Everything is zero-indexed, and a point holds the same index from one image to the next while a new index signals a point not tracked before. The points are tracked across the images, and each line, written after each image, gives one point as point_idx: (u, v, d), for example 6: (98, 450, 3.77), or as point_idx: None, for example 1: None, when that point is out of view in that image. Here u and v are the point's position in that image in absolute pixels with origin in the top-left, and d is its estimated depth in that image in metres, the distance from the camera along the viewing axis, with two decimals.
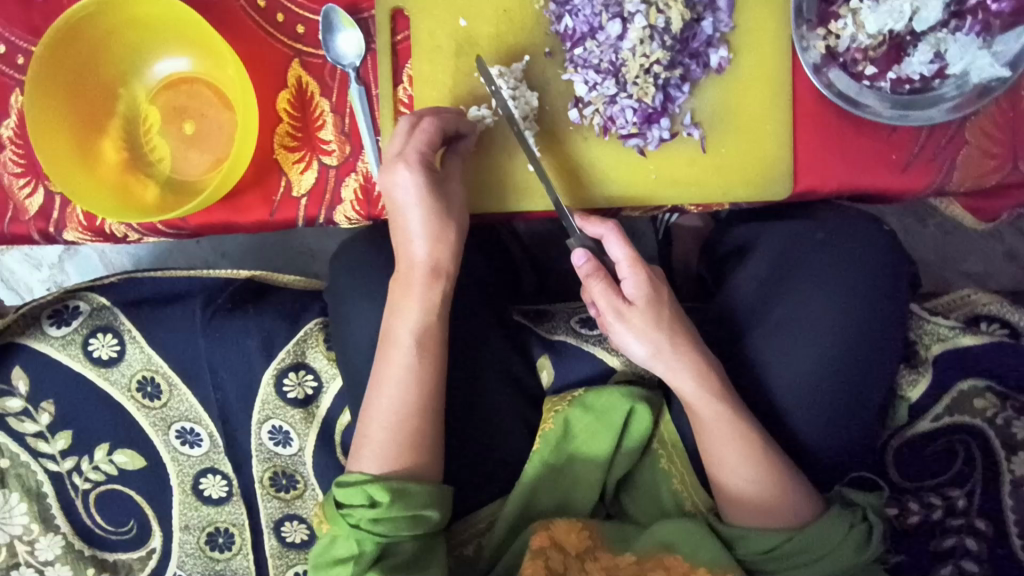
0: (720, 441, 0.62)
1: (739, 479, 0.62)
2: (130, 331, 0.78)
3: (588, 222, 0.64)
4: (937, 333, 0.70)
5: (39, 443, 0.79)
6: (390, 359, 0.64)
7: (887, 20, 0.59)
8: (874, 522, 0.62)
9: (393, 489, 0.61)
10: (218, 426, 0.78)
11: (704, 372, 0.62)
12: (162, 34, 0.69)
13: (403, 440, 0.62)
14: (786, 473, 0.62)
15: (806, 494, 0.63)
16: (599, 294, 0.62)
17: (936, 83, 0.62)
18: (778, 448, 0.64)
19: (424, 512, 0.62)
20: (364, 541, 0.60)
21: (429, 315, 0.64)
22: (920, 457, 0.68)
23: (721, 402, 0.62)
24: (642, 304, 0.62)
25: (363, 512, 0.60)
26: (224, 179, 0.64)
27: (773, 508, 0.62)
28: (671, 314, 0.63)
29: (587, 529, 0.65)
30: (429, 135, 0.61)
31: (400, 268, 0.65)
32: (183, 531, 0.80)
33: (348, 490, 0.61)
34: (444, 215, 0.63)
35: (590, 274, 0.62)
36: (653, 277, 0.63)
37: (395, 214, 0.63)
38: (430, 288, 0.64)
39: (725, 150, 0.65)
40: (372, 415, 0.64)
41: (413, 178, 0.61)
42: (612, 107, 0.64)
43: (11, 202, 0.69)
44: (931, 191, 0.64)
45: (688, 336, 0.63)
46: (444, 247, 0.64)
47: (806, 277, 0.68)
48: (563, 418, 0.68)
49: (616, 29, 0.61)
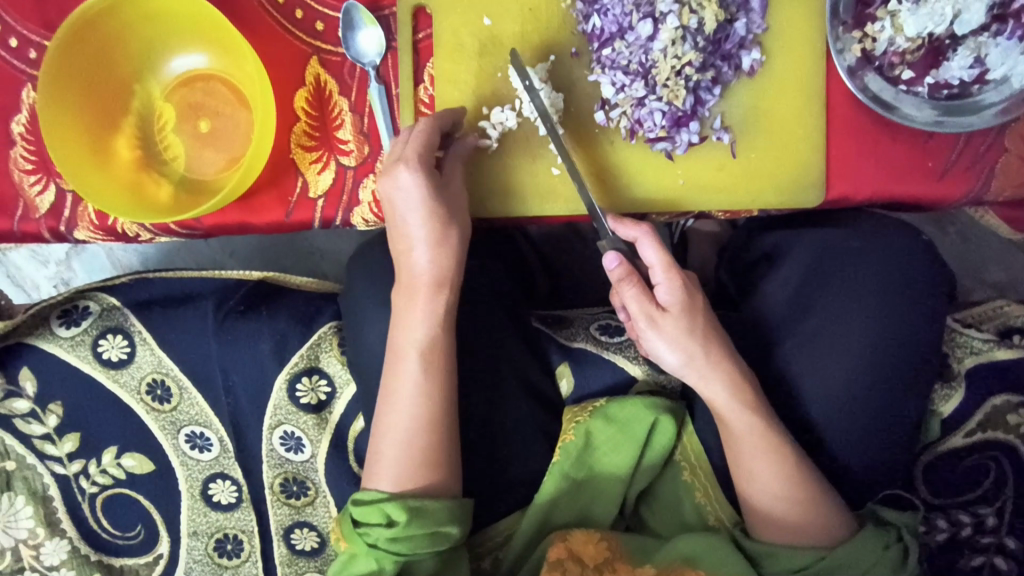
0: (751, 454, 0.60)
1: (769, 495, 0.60)
2: (141, 332, 0.77)
3: (621, 224, 0.61)
4: (970, 346, 0.68)
5: (46, 445, 0.77)
6: (406, 366, 0.62)
7: (927, 24, 0.57)
8: (910, 544, 0.59)
9: (409, 507, 0.59)
10: (229, 431, 0.76)
11: (736, 382, 0.61)
12: (179, 30, 0.67)
13: (421, 449, 0.61)
14: (816, 491, 0.61)
15: (838, 512, 0.61)
16: (632, 298, 0.59)
17: (976, 88, 0.60)
18: (811, 464, 0.62)
19: (444, 528, 0.60)
20: (383, 560, 0.58)
21: (434, 323, 0.62)
22: (954, 472, 0.65)
23: (755, 414, 0.60)
24: (677, 310, 0.60)
25: (381, 531, 0.58)
26: (241, 179, 0.63)
27: (803, 527, 0.60)
28: (705, 321, 0.61)
29: (605, 540, 0.63)
30: (427, 137, 0.60)
31: (401, 277, 0.63)
32: (192, 537, 0.78)
33: (365, 510, 0.60)
34: (445, 219, 0.61)
35: (623, 278, 0.59)
36: (688, 283, 0.60)
37: (395, 221, 0.61)
38: (433, 297, 0.62)
39: (755, 155, 0.63)
40: (385, 426, 0.62)
41: (415, 181, 0.59)
42: (641, 109, 0.62)
43: (22, 199, 0.67)
44: (968, 201, 0.62)
45: (722, 344, 0.61)
46: (445, 254, 0.62)
47: (835, 288, 0.66)
48: (585, 429, 0.66)
49: (647, 29, 0.59)
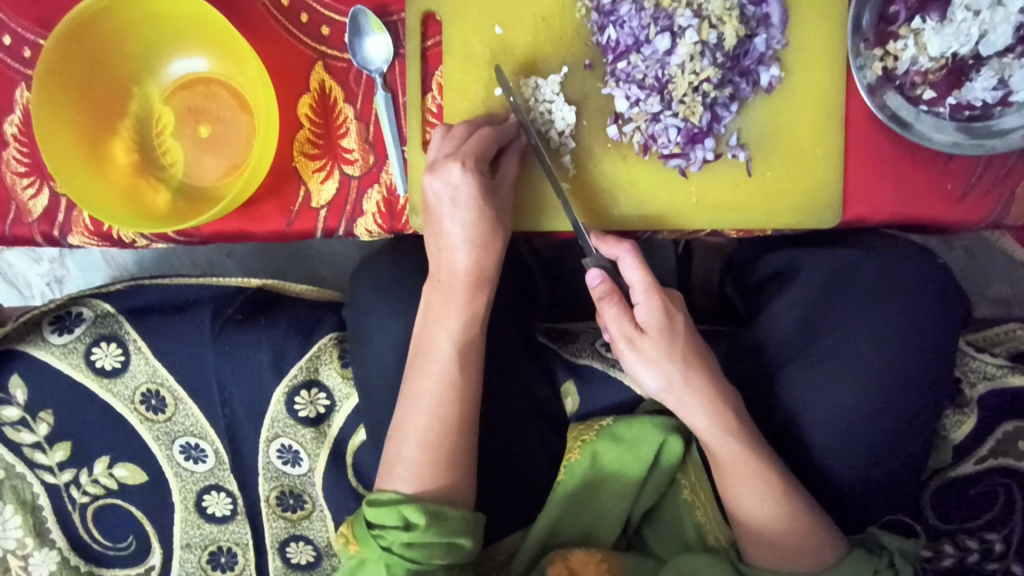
0: (736, 479, 0.59)
1: (759, 521, 0.59)
2: (135, 341, 0.75)
3: (604, 242, 0.60)
4: (983, 371, 0.66)
5: (36, 454, 0.76)
6: (423, 375, 0.60)
7: (952, 43, 0.55)
8: (902, 567, 0.57)
9: (429, 511, 0.56)
10: (224, 443, 0.74)
11: (718, 409, 0.59)
12: (179, 32, 0.65)
13: (436, 464, 0.58)
14: (805, 512, 0.59)
15: (830, 534, 0.59)
16: (611, 317, 0.58)
17: (998, 110, 0.58)
18: (803, 491, 0.60)
19: (459, 540, 0.57)
20: (393, 566, 0.56)
21: (470, 327, 0.61)
22: (963, 501, 0.62)
23: (738, 442, 0.58)
24: (654, 333, 0.58)
25: (396, 535, 0.56)
26: (244, 188, 0.61)
27: (797, 553, 0.58)
28: (686, 344, 0.58)
29: (606, 561, 0.62)
30: (483, 142, 0.59)
31: (439, 275, 0.61)
32: (184, 550, 0.77)
33: (380, 510, 0.57)
34: (491, 223, 0.59)
35: (603, 296, 0.58)
36: (669, 304, 0.58)
37: (434, 220, 0.60)
38: (473, 298, 0.60)
39: (771, 173, 0.62)
40: (403, 433, 0.59)
41: (465, 179, 0.57)
42: (655, 124, 0.60)
43: (14, 203, 0.65)
44: (986, 225, 0.61)
45: (704, 369, 0.59)
46: (487, 256, 0.60)
47: (847, 311, 0.65)
48: (591, 449, 0.65)
49: (664, 43, 0.58)
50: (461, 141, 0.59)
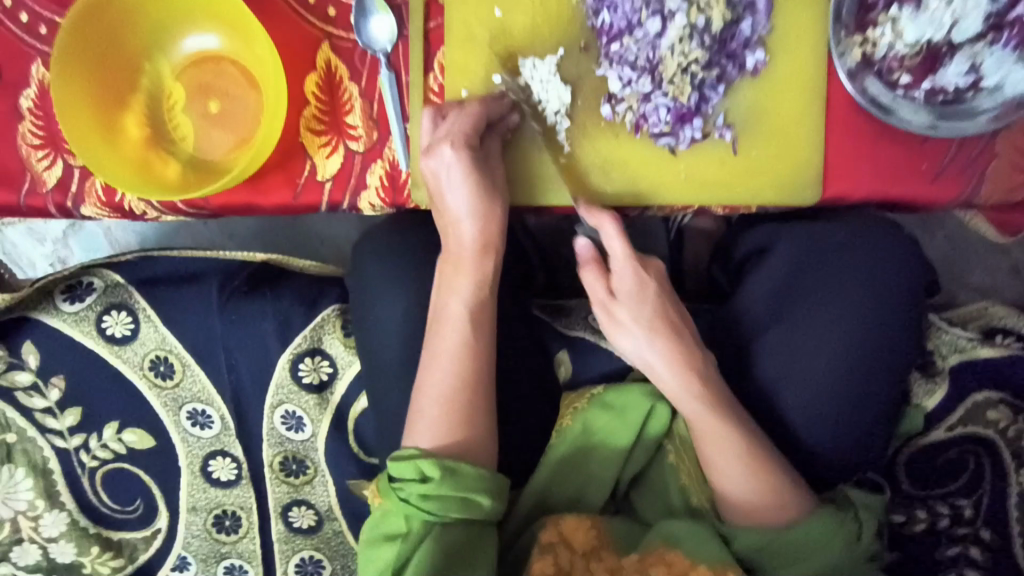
0: (704, 440, 0.62)
1: (731, 479, 0.61)
2: (145, 310, 0.77)
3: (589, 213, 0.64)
4: (955, 344, 0.72)
5: (47, 419, 0.78)
6: (432, 340, 0.63)
7: (926, 30, 0.59)
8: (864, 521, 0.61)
9: (444, 466, 0.59)
10: (230, 409, 0.77)
11: (683, 370, 0.62)
12: (191, 12, 0.68)
13: (446, 423, 0.61)
14: (779, 475, 0.61)
15: (801, 491, 0.62)
16: (590, 281, 0.66)
17: (971, 95, 0.61)
18: (773, 453, 0.62)
19: (475, 496, 0.60)
20: (412, 518, 0.58)
21: (478, 293, 0.64)
22: (932, 465, 0.68)
23: (700, 403, 0.62)
24: (624, 297, 0.64)
25: (414, 487, 0.58)
26: (252, 161, 0.63)
27: (767, 508, 0.61)
28: (656, 311, 0.64)
29: (595, 527, 0.64)
30: (474, 119, 0.62)
31: (450, 247, 0.65)
32: (191, 513, 0.80)
33: (400, 464, 0.59)
34: (489, 194, 0.63)
35: (586, 261, 0.66)
36: (642, 273, 0.65)
37: (439, 198, 0.64)
38: (479, 264, 0.64)
39: (756, 153, 0.65)
40: (416, 395, 0.63)
41: (456, 157, 0.61)
42: (646, 104, 0.64)
43: (29, 174, 0.68)
44: (959, 203, 0.64)
45: (672, 331, 0.64)
46: (490, 226, 0.64)
47: (825, 288, 0.68)
48: (583, 417, 0.68)
49: (655, 26, 0.62)
50: (452, 120, 0.63)
